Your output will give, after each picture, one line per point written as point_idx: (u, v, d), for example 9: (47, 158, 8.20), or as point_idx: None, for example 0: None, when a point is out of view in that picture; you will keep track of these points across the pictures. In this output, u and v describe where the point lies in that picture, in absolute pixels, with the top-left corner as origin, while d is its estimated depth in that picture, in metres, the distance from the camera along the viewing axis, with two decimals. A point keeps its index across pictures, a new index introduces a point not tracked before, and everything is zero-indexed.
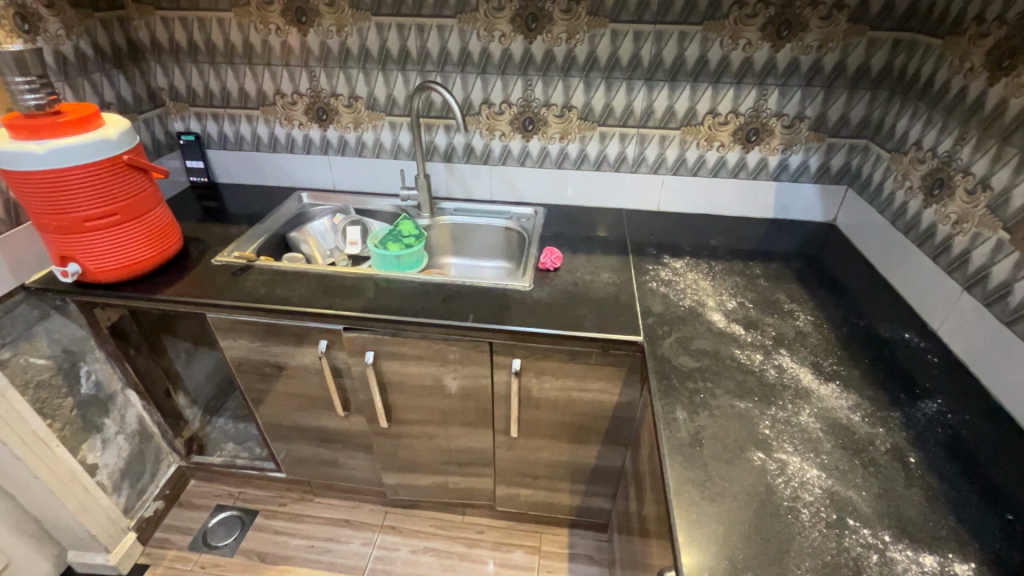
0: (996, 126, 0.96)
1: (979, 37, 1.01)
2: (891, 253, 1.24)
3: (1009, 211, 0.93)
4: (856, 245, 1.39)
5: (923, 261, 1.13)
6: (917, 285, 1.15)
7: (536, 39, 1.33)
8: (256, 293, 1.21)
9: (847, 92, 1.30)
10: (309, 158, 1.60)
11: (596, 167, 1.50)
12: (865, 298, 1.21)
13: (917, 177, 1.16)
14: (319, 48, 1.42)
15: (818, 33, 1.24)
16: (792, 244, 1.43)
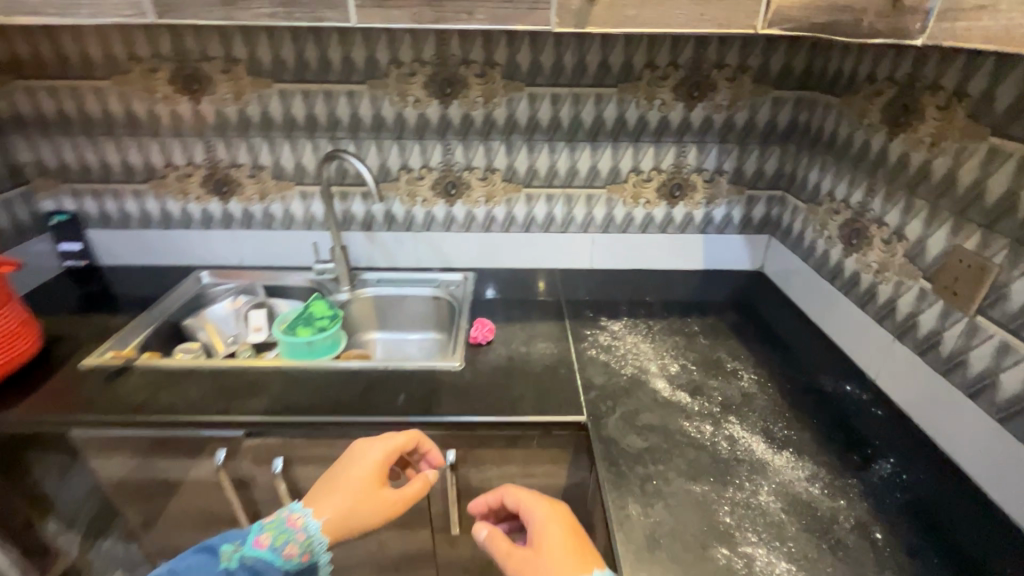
0: (902, 178, 0.99)
1: (873, 95, 1.06)
2: (820, 301, 1.25)
3: (926, 260, 0.94)
4: (785, 292, 1.40)
5: (852, 310, 1.13)
6: (849, 334, 1.14)
7: (452, 103, 1.28)
8: (132, 403, 1.01)
9: (759, 147, 1.33)
10: (210, 234, 1.44)
11: (524, 228, 1.45)
12: (803, 349, 1.19)
13: (835, 227, 1.18)
14: (214, 116, 1.30)
15: (727, 93, 1.27)
16: (726, 295, 1.42)
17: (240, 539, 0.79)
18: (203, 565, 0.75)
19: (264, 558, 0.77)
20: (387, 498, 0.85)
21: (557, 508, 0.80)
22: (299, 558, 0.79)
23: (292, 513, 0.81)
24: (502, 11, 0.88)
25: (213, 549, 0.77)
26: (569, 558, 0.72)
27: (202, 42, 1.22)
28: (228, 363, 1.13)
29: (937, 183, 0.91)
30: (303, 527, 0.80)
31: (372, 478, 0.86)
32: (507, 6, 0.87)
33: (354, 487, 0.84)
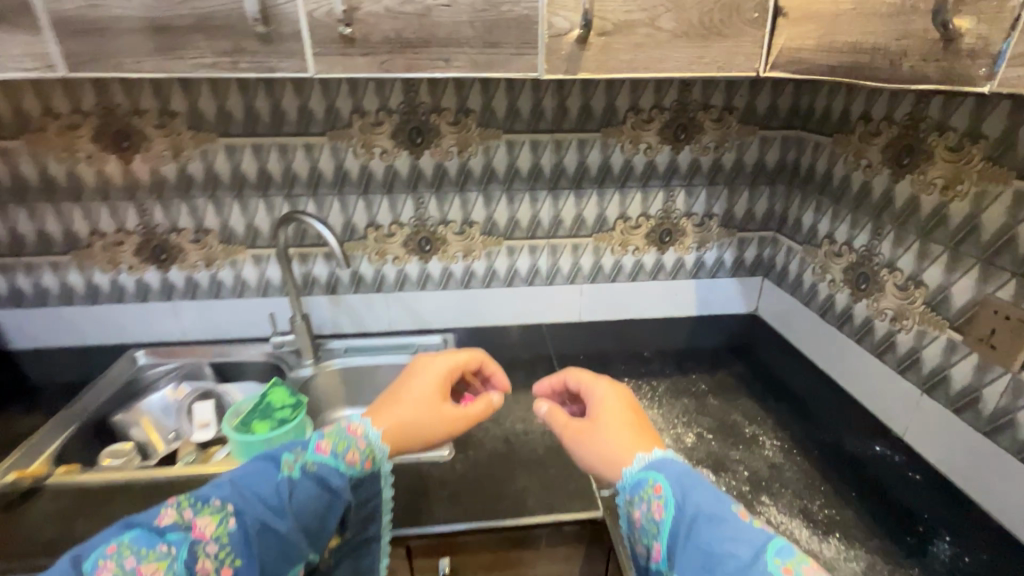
0: (913, 222, 0.93)
1: (870, 135, 1.01)
2: (825, 349, 1.17)
3: (952, 309, 0.87)
4: (784, 336, 1.31)
5: (867, 358, 1.05)
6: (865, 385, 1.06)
7: (423, 153, 1.17)
8: (37, 541, 0.80)
9: (749, 189, 1.27)
10: (147, 307, 1.25)
11: (507, 283, 1.33)
12: (820, 402, 1.10)
13: (838, 271, 1.12)
14: (149, 177, 1.13)
15: (714, 134, 1.21)
16: (725, 343, 1.34)
17: (299, 447, 0.71)
18: (261, 477, 0.67)
19: (329, 465, 0.70)
20: (447, 415, 0.79)
21: (611, 391, 0.75)
22: (362, 466, 0.73)
23: (351, 422, 0.74)
24: (485, 58, 0.78)
25: (273, 458, 0.69)
26: (624, 437, 0.68)
27: (133, 95, 1.07)
28: (165, 470, 0.94)
29: (956, 228, 0.85)
30: (364, 436, 0.73)
31: (433, 395, 0.80)
32: (491, 53, 0.77)
33: (413, 402, 0.79)
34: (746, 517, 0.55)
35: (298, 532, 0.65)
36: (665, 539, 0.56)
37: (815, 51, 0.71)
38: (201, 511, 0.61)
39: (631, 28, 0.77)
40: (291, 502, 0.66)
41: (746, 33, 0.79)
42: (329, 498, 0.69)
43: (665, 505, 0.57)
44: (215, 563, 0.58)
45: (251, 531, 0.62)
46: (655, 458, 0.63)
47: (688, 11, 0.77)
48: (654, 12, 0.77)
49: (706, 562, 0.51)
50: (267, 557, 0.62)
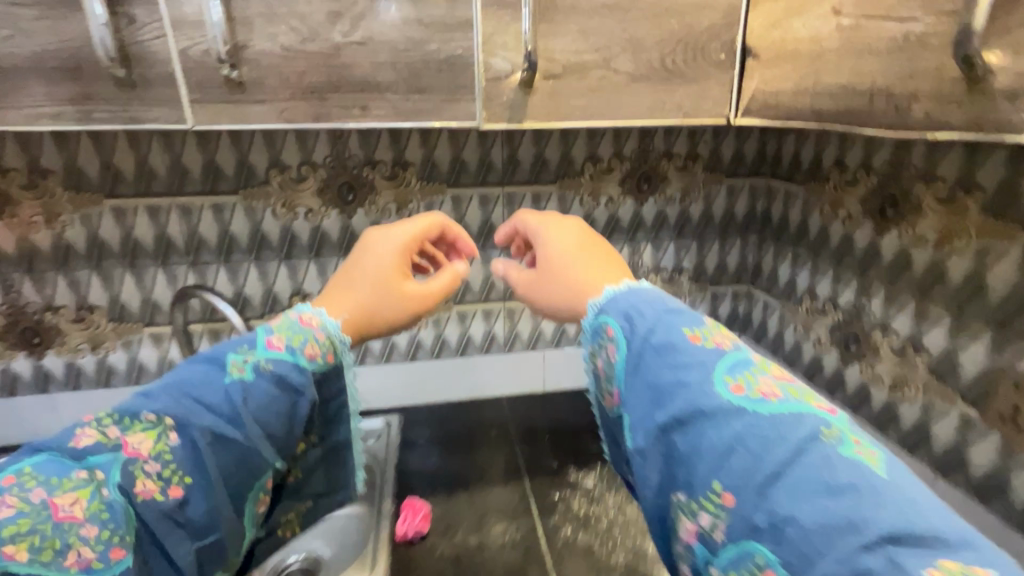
0: (905, 279, 0.83)
1: (847, 183, 0.93)
2: None
3: (963, 379, 0.76)
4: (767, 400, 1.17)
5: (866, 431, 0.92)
6: None
7: (356, 212, 1.02)
8: None
9: (718, 241, 1.17)
10: (13, 403, 1.02)
11: (460, 352, 1.17)
12: None
13: (823, 330, 1.01)
14: (16, 246, 0.93)
15: (679, 184, 1.11)
16: None
17: (248, 342, 0.58)
18: (205, 379, 0.55)
19: (286, 362, 0.58)
20: (410, 294, 0.63)
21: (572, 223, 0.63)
22: (326, 360, 0.61)
23: (303, 313, 0.61)
24: (412, 106, 0.64)
25: (216, 360, 0.56)
26: (601, 274, 0.58)
27: None
28: None
29: (957, 287, 0.75)
30: (322, 328, 0.61)
31: (392, 271, 0.63)
32: (419, 99, 0.64)
33: (369, 282, 0.63)
34: (704, 335, 0.47)
35: (258, 441, 0.55)
36: (621, 383, 0.49)
37: (796, 93, 0.61)
38: (132, 427, 0.50)
39: (583, 70, 0.66)
40: (246, 407, 0.54)
41: (712, 76, 0.69)
42: (289, 400, 0.58)
43: (619, 348, 0.50)
44: (160, 485, 0.50)
45: (199, 446, 0.52)
46: (614, 295, 0.53)
47: (647, 52, 0.67)
48: (608, 53, 0.66)
49: (657, 398, 0.45)
50: (221, 470, 0.53)
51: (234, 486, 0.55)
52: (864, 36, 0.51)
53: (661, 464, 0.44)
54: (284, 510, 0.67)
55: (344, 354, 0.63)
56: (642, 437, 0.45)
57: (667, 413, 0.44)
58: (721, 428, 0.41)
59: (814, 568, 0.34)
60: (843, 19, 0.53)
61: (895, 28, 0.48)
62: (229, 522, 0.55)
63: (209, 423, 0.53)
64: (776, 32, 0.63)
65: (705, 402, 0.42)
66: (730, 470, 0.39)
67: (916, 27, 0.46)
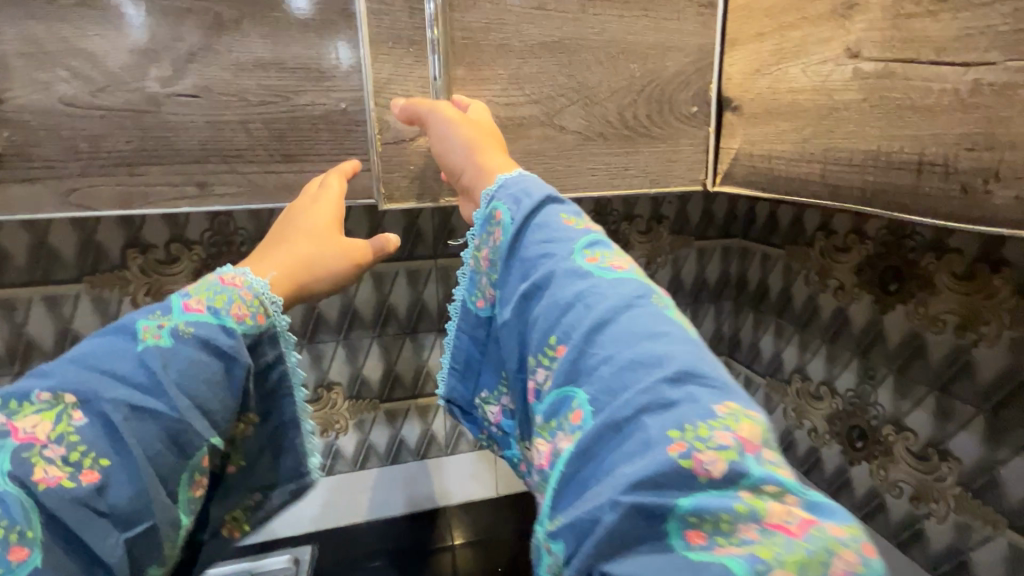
0: (918, 368, 0.69)
1: (835, 250, 0.80)
2: None
3: (1009, 499, 0.60)
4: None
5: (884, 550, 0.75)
6: None
7: None
8: None
9: (691, 309, 1.01)
10: None
11: (390, 458, 0.93)
12: None
13: (820, 418, 0.85)
14: None
15: (643, 249, 0.96)
16: None
17: (161, 305, 0.35)
18: (110, 343, 0.32)
19: (211, 324, 0.34)
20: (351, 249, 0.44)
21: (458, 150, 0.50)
22: (257, 324, 0.36)
23: (227, 271, 0.38)
24: (275, 180, 0.46)
25: (123, 324, 0.33)
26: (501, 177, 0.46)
27: None
28: None
29: (988, 385, 0.61)
30: (250, 285, 0.37)
31: (333, 218, 0.43)
32: (286, 171, 0.46)
33: (302, 236, 0.42)
34: (581, 222, 0.38)
35: (201, 410, 0.32)
36: (500, 262, 0.39)
37: (799, 159, 0.45)
38: (21, 411, 0.29)
39: (517, 129, 0.49)
40: (171, 373, 0.32)
41: (685, 134, 0.53)
42: (230, 365, 0.34)
43: (503, 230, 0.39)
44: (69, 472, 0.28)
45: (112, 421, 0.30)
46: (506, 179, 0.41)
47: (601, 105, 0.51)
48: (551, 105, 0.49)
49: (523, 271, 0.37)
50: (156, 452, 0.31)
51: (175, 476, 0.32)
52: (900, 86, 0.37)
53: (510, 336, 0.37)
54: (233, 513, 0.39)
55: (278, 315, 0.38)
56: (506, 309, 0.37)
57: (525, 280, 0.36)
58: (569, 288, 0.33)
59: (618, 408, 0.28)
60: (863, 64, 0.39)
61: (951, 76, 0.33)
62: (177, 516, 0.32)
63: (123, 390, 0.30)
64: (762, 81, 0.49)
65: (558, 265, 0.35)
66: (569, 326, 0.32)
67: (989, 74, 0.32)
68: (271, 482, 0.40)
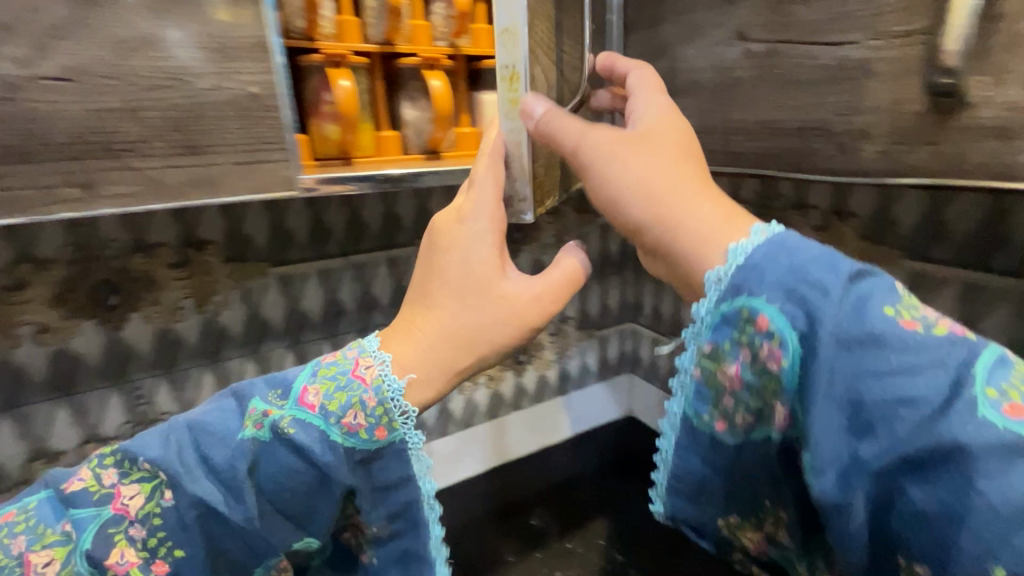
0: None
1: None
2: None
3: None
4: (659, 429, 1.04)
5: None
6: None
7: (127, 321, 0.68)
8: None
9: (599, 283, 1.07)
10: None
11: None
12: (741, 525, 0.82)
13: None
14: None
15: (551, 229, 0.98)
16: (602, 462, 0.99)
17: (285, 385, 0.38)
18: (223, 421, 0.37)
19: (315, 429, 0.36)
20: (512, 304, 0.40)
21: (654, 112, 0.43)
22: (374, 438, 0.37)
23: (363, 355, 0.39)
24: (180, 175, 0.40)
25: (244, 396, 0.38)
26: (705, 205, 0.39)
27: None
28: None
29: None
30: (376, 387, 0.37)
31: (491, 266, 0.40)
32: (192, 164, 0.41)
33: (455, 293, 0.39)
34: (916, 317, 0.30)
35: (277, 514, 0.37)
36: (788, 395, 0.31)
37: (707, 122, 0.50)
38: (129, 474, 0.36)
39: None
40: (254, 479, 0.36)
41: None
42: (323, 479, 0.36)
43: (788, 351, 0.30)
44: (142, 558, 0.35)
45: (190, 516, 0.35)
46: (749, 251, 0.33)
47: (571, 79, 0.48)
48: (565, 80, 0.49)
49: (858, 422, 0.29)
50: (224, 546, 0.36)
51: (242, 569, 0.37)
52: (784, 63, 0.43)
53: (840, 509, 0.29)
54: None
55: (408, 429, 0.37)
56: (827, 473, 0.29)
57: (875, 445, 0.28)
58: (985, 473, 0.26)
59: None
60: (753, 44, 0.45)
61: (825, 54, 0.40)
62: None
63: (207, 486, 0.35)
64: (664, 62, 0.53)
65: (949, 430, 0.26)
66: (1000, 535, 0.25)
67: (854, 51, 0.38)
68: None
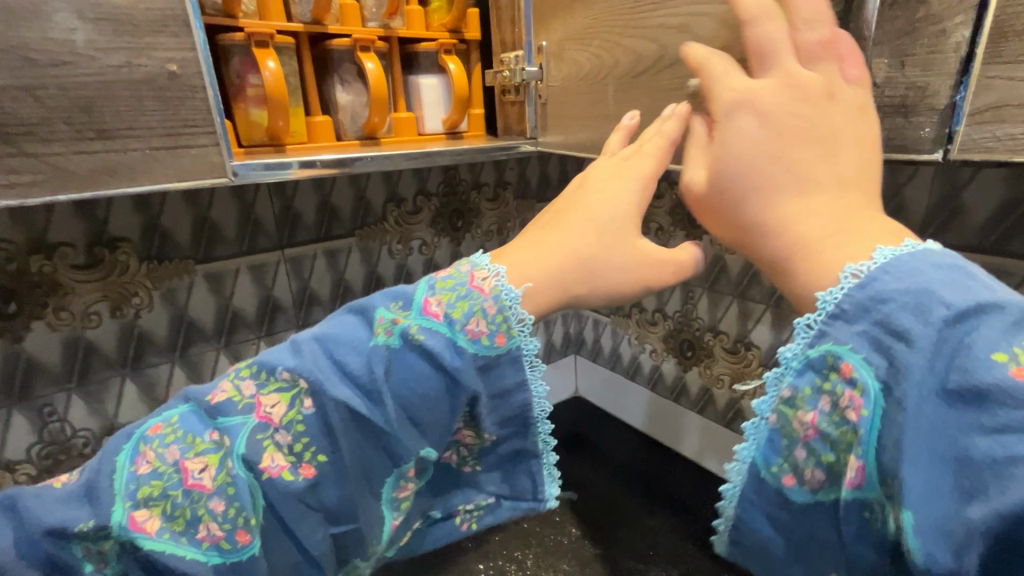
0: (723, 281, 0.84)
1: (652, 196, 0.90)
2: (657, 411, 0.99)
3: None
4: (605, 407, 1.09)
5: (693, 419, 0.93)
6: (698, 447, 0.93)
7: (29, 330, 0.61)
8: None
9: None
10: None
11: None
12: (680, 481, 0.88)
13: (657, 339, 0.97)
14: None
15: (493, 216, 0.96)
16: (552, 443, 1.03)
17: (407, 296, 0.34)
18: (351, 330, 0.33)
19: (442, 335, 0.32)
20: (646, 251, 0.39)
21: (732, 87, 0.36)
22: (494, 344, 0.33)
23: (479, 269, 0.35)
24: (89, 163, 0.36)
25: (365, 308, 0.34)
26: (816, 205, 0.33)
27: None
28: None
29: (771, 286, 0.77)
30: (496, 296, 0.33)
31: (635, 213, 0.40)
32: (104, 151, 0.37)
33: (590, 225, 0.38)
34: None
35: (409, 422, 0.32)
36: (862, 449, 0.25)
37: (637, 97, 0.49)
38: (267, 383, 0.32)
39: None
40: (388, 382, 0.31)
41: None
42: (451, 389, 0.32)
43: (868, 399, 0.26)
44: (290, 462, 0.30)
45: (332, 422, 0.30)
46: (838, 300, 0.28)
47: None
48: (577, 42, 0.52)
49: (959, 480, 0.22)
50: (359, 454, 0.31)
51: (378, 475, 0.32)
52: None
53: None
54: (465, 509, 0.37)
55: (523, 336, 0.34)
56: (927, 540, 0.23)
57: (983, 507, 0.21)
58: None
59: None
60: None
61: None
62: (379, 511, 0.33)
63: (343, 392, 0.31)
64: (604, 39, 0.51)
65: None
66: None
67: None
68: (506, 493, 0.37)
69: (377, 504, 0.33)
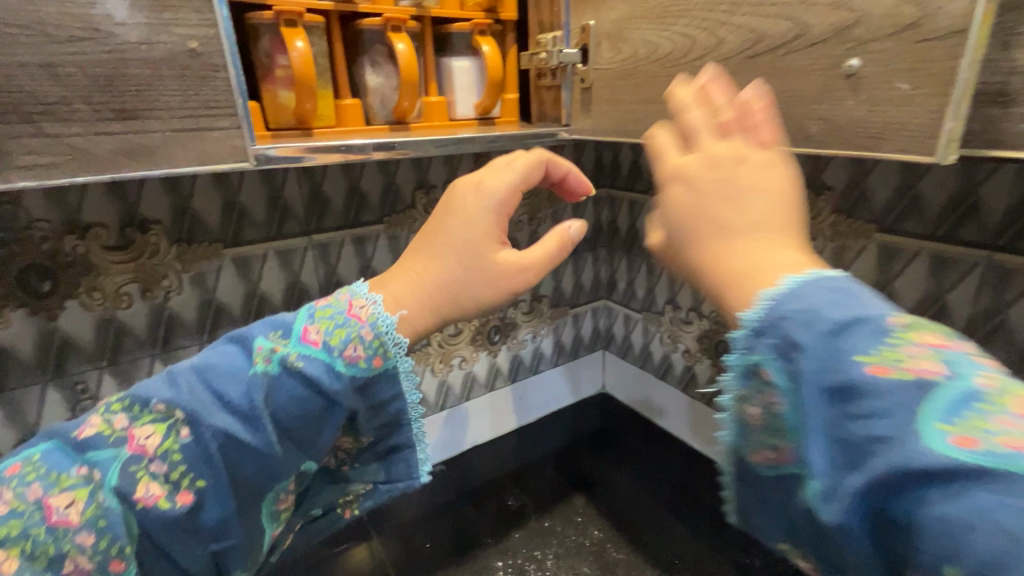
0: None
1: None
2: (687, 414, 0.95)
3: None
4: (632, 405, 1.06)
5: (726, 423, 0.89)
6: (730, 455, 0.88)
7: (63, 308, 0.61)
8: None
9: (571, 260, 1.02)
10: None
11: None
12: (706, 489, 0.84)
13: (691, 340, 0.92)
14: None
15: (524, 205, 0.93)
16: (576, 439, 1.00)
17: (286, 326, 0.37)
18: (230, 358, 0.35)
19: (320, 361, 0.35)
20: (509, 263, 0.39)
21: (668, 159, 0.32)
22: (371, 367, 0.36)
23: (355, 296, 0.38)
24: (109, 144, 0.35)
25: (245, 338, 0.36)
26: (739, 244, 0.28)
27: None
28: None
29: None
30: (373, 323, 0.36)
31: (495, 235, 0.39)
32: (124, 131, 0.35)
33: (454, 252, 0.38)
34: (901, 352, 0.22)
35: (292, 441, 0.35)
36: (790, 437, 0.25)
37: (686, 79, 0.44)
38: (142, 415, 0.33)
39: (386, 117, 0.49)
40: (267, 407, 0.34)
41: None
42: (330, 407, 0.35)
43: (786, 399, 0.24)
44: (167, 491, 0.32)
45: (212, 448, 0.32)
46: (756, 316, 0.26)
47: None
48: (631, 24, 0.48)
49: (847, 457, 0.22)
50: (243, 476, 0.34)
51: (260, 494, 0.35)
52: None
53: (847, 548, 0.22)
54: (344, 499, 0.42)
55: (399, 356, 0.37)
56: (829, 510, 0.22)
57: (861, 479, 0.21)
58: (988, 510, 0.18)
59: None
60: None
61: None
62: (260, 533, 0.36)
63: (224, 417, 0.33)
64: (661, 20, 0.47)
65: (915, 455, 0.20)
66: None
67: None
68: (382, 478, 0.41)
69: (254, 523, 0.36)
